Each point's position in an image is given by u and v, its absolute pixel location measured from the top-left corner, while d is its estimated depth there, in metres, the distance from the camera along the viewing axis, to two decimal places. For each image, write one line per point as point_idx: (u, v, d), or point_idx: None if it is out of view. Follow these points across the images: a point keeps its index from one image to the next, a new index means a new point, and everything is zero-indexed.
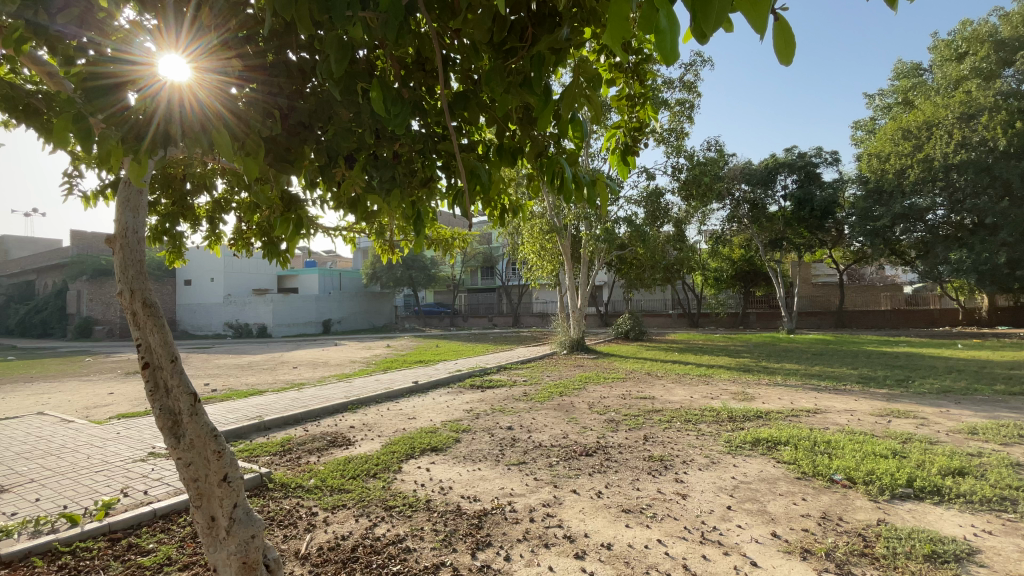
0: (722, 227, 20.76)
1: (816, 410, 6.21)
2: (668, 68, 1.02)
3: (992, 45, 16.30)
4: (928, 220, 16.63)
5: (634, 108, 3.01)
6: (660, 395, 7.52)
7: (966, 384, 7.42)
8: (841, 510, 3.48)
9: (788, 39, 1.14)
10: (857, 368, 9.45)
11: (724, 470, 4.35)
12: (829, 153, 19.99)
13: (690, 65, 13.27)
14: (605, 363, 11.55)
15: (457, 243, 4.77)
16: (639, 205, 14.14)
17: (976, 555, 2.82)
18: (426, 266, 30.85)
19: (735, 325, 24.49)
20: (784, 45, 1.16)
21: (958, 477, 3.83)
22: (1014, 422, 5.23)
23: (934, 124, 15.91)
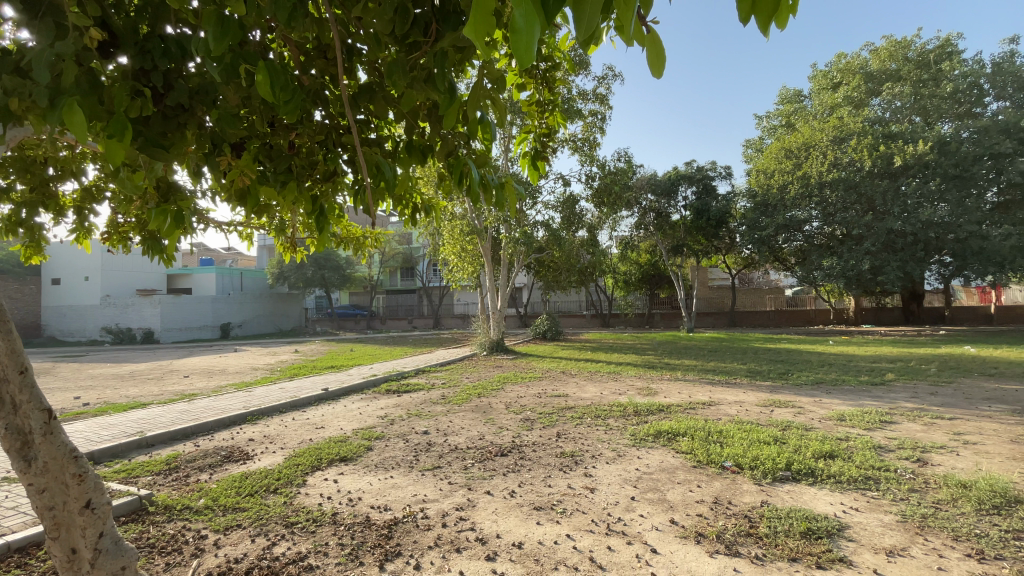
0: (631, 233, 22.01)
1: (710, 402, 6.76)
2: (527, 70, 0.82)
3: (863, 76, 19.06)
4: (805, 231, 18.76)
5: (545, 115, 3.09)
6: (573, 393, 7.77)
7: (834, 376, 8.44)
8: (730, 494, 3.80)
9: (660, 50, 1.21)
10: (745, 363, 10.45)
11: (629, 462, 4.58)
12: (723, 168, 21.93)
13: (602, 79, 13.94)
14: (522, 363, 11.73)
15: (369, 242, 4.60)
16: (556, 210, 14.57)
17: (843, 529, 3.19)
18: (340, 266, 29.44)
19: (642, 325, 26.09)
20: (657, 55, 1.22)
21: (829, 459, 4.34)
22: (871, 409, 6.03)
23: (811, 146, 18.16)
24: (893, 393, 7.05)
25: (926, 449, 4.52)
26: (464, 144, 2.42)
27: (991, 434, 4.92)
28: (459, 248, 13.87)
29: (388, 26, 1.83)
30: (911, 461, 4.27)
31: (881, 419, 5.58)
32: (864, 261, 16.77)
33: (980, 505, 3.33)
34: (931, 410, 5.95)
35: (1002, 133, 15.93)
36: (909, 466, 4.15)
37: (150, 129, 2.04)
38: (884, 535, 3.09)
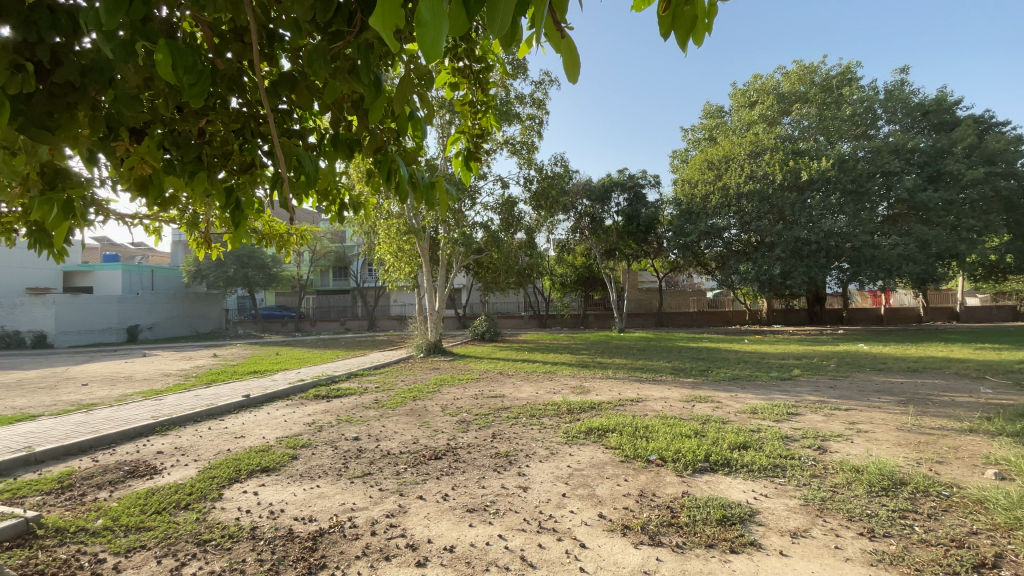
0: (567, 237, 22.59)
1: (638, 399, 7.06)
2: (432, 65, 0.80)
3: (776, 97, 20.75)
4: (724, 238, 20.09)
5: (478, 116, 3.10)
6: (509, 393, 7.82)
7: (749, 373, 9.11)
8: (655, 486, 3.97)
9: (575, 58, 1.25)
10: (671, 361, 11.03)
11: (561, 460, 4.68)
12: (652, 176, 23.05)
13: (540, 84, 14.22)
14: (459, 365, 11.67)
15: (295, 239, 4.39)
16: (495, 211, 14.61)
17: (755, 515, 3.43)
18: (266, 264, 27.79)
19: (577, 325, 26.83)
20: (572, 64, 1.26)
21: (743, 450, 4.67)
22: (779, 402, 6.57)
23: (730, 158, 19.55)
24: (799, 387, 7.73)
25: (827, 438, 4.98)
26: (393, 141, 2.37)
27: (879, 423, 5.50)
28: (395, 248, 13.56)
29: (309, 12, 1.76)
30: (813, 449, 4.68)
31: (788, 411, 6.08)
32: (775, 266, 18.21)
33: (870, 487, 3.71)
34: (831, 402, 6.57)
35: (889, 154, 17.97)
36: (812, 453, 4.55)
37: (33, 109, 1.83)
38: (790, 519, 3.36)
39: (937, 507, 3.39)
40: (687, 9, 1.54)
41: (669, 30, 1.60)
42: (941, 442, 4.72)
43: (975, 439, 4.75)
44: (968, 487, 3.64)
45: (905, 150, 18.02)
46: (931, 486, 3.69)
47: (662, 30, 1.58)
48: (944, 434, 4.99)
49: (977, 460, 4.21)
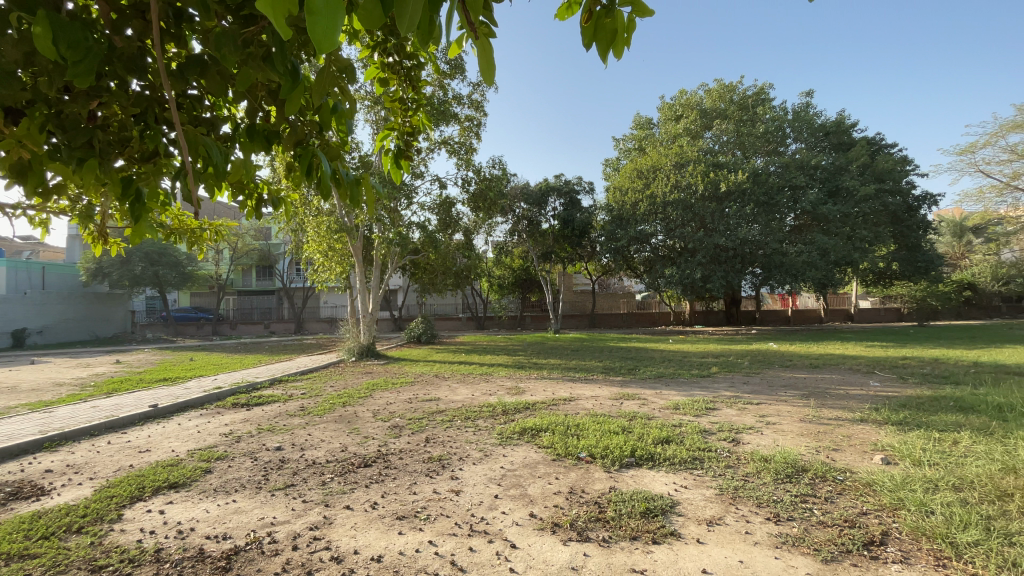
0: (505, 239, 22.79)
1: (571, 398, 7.24)
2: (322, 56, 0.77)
3: (699, 112, 22.17)
4: (652, 243, 21.13)
5: (409, 113, 3.05)
6: (444, 396, 7.74)
7: (673, 371, 9.64)
8: (584, 483, 4.09)
9: (491, 61, 1.33)
10: (602, 361, 11.43)
11: (494, 461, 4.69)
12: (587, 183, 23.78)
13: (478, 86, 14.29)
14: (393, 368, 11.38)
15: (209, 235, 4.11)
16: (431, 212, 14.42)
17: (675, 506, 3.62)
18: (179, 262, 25.62)
19: (514, 327, 27.07)
20: (489, 66, 1.34)
21: (666, 444, 4.92)
22: (700, 398, 6.99)
23: (657, 169, 20.69)
24: (717, 384, 8.28)
25: (740, 430, 5.36)
26: (316, 134, 2.29)
27: (786, 415, 6.01)
28: (325, 247, 13.00)
29: None
30: (728, 441, 5.02)
31: (707, 406, 6.49)
32: (697, 271, 19.38)
33: (777, 475, 4.04)
34: (745, 397, 7.08)
35: (796, 170, 19.76)
36: (727, 446, 4.88)
37: None
38: (707, 508, 3.57)
39: (833, 490, 3.74)
40: (608, 21, 1.72)
41: (591, 40, 1.77)
42: (837, 431, 5.23)
43: (865, 428, 5.31)
44: (858, 471, 4.06)
45: (809, 166, 19.90)
46: (828, 472, 4.08)
47: (585, 40, 1.76)
48: (840, 424, 5.54)
49: (866, 446, 4.70)
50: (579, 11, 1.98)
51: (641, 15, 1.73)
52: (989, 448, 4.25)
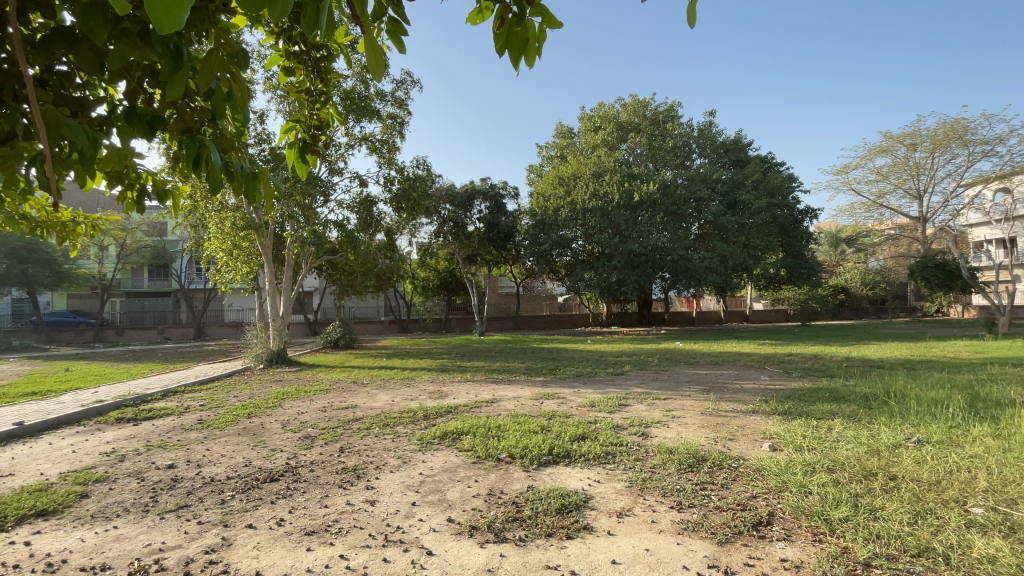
0: (430, 241, 22.54)
1: (493, 400, 7.27)
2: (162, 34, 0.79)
3: (616, 124, 23.41)
4: (573, 247, 21.87)
5: (317, 106, 2.99)
6: (362, 403, 7.45)
7: (591, 370, 10.02)
8: (503, 483, 4.12)
9: (378, 60, 1.49)
10: (524, 362, 11.62)
11: (413, 468, 4.58)
12: (512, 188, 24.08)
13: (401, 83, 14.01)
14: (307, 375, 10.76)
15: (84, 229, 3.66)
16: (350, 210, 13.87)
17: (589, 500, 3.76)
18: (52, 260, 22.45)
19: (439, 330, 26.71)
20: (376, 63, 1.51)
21: (582, 441, 5.09)
22: (615, 395, 7.33)
23: (577, 177, 21.53)
24: (631, 381, 8.74)
25: (649, 425, 5.69)
26: (207, 122, 2.14)
27: (690, 409, 6.48)
28: (229, 246, 12.09)
29: None
30: (638, 435, 5.31)
31: (621, 403, 6.82)
32: (613, 275, 20.32)
33: (681, 465, 4.33)
34: (655, 393, 7.54)
35: (701, 183, 21.46)
36: (638, 439, 5.16)
37: None
38: (618, 500, 3.75)
39: (728, 477, 4.08)
40: (519, 30, 1.80)
41: (504, 47, 1.85)
42: (733, 422, 5.72)
43: (757, 418, 5.86)
44: (750, 458, 4.47)
45: (711, 180, 21.69)
46: (724, 460, 4.44)
47: (496, 48, 1.83)
48: (736, 415, 6.07)
49: (757, 435, 5.20)
50: (491, 16, 2.05)
51: (551, 27, 1.81)
52: (855, 433, 4.88)
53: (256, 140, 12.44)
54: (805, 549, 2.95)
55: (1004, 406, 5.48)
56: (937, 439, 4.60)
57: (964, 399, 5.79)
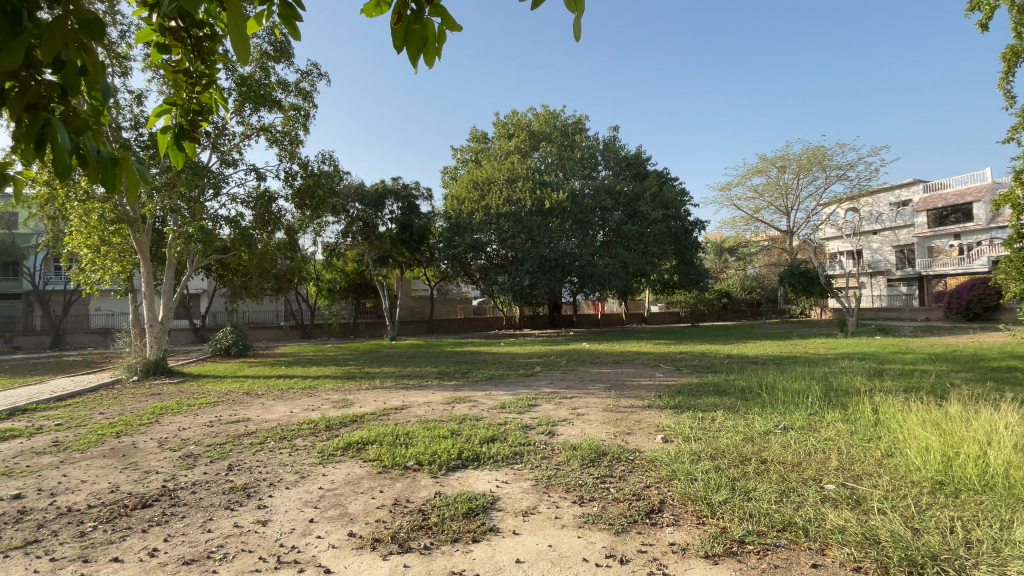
0: (337, 240, 21.54)
1: (402, 406, 7.07)
2: None
3: (528, 133, 24.09)
4: (487, 251, 22.01)
5: (196, 89, 2.77)
6: (255, 416, 6.87)
7: (502, 372, 10.16)
8: (409, 492, 4.02)
9: (242, 41, 1.66)
10: (436, 366, 11.45)
11: (312, 482, 4.31)
12: (425, 189, 23.67)
13: (306, 74, 13.26)
14: (191, 387, 9.70)
15: None
16: (246, 206, 12.82)
17: (495, 501, 3.79)
18: None
19: (346, 335, 25.42)
20: (240, 44, 1.67)
21: (491, 443, 5.13)
22: (524, 396, 7.48)
23: (491, 182, 21.81)
24: (540, 382, 8.99)
25: (556, 423, 5.89)
26: (57, 98, 1.84)
27: (593, 407, 6.78)
28: (96, 242, 10.63)
29: None
30: (546, 434, 5.45)
31: (529, 403, 6.99)
32: (525, 278, 20.72)
33: (583, 461, 4.52)
34: (562, 393, 7.82)
35: (606, 194, 22.65)
36: (544, 438, 5.31)
37: None
38: (524, 499, 3.82)
39: (626, 469, 4.34)
40: (418, 28, 1.90)
41: (402, 44, 1.91)
42: (631, 417, 6.10)
43: (652, 412, 6.31)
44: (645, 451, 4.78)
45: (615, 191, 23.02)
46: (622, 454, 4.71)
47: (395, 42, 1.89)
48: (634, 411, 6.48)
49: (651, 428, 5.59)
50: (387, 12, 2.09)
51: (449, 29, 1.97)
52: (734, 423, 5.43)
53: (131, 124, 11.05)
54: (691, 533, 3.21)
55: (849, 395, 6.42)
56: (799, 425, 5.26)
57: (819, 390, 6.69)
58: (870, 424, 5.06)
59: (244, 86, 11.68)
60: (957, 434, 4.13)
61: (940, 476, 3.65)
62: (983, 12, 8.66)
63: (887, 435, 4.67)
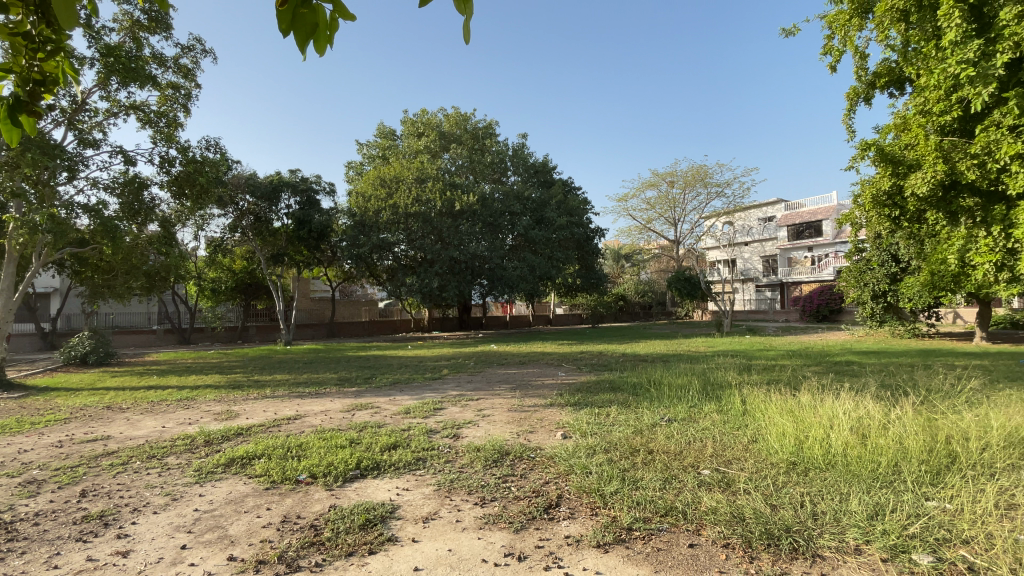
0: (223, 235, 19.79)
1: (296, 416, 6.62)
2: None
3: (438, 134, 23.90)
4: (394, 252, 21.35)
5: (38, 56, 2.36)
6: (118, 433, 6.01)
7: (407, 376, 9.95)
8: (300, 507, 3.76)
9: None
10: (336, 372, 10.88)
11: (186, 505, 3.87)
12: (327, 184, 22.46)
13: (189, 50, 11.98)
14: (35, 402, 8.25)
15: None
16: (109, 193, 11.30)
17: (395, 510, 3.68)
18: None
19: (232, 340, 23.01)
20: None
21: (393, 450, 4.99)
22: (429, 400, 7.37)
23: (399, 180, 21.25)
24: (446, 385, 8.93)
25: (461, 426, 5.88)
26: None
27: (499, 407, 6.87)
28: None
29: None
30: (450, 438, 5.42)
31: (435, 407, 6.90)
32: (434, 280, 20.37)
33: (486, 462, 4.55)
34: (468, 395, 7.83)
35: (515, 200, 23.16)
36: (449, 442, 5.27)
37: None
38: (425, 506, 3.75)
39: (527, 467, 4.45)
40: (306, 13, 1.81)
41: (289, 28, 1.81)
42: (534, 416, 6.28)
43: (554, 411, 6.55)
44: (545, 448, 4.94)
45: (523, 197, 23.60)
46: (524, 452, 4.82)
47: (282, 26, 1.79)
48: (536, 410, 6.66)
49: (553, 425, 5.80)
50: None
51: (341, 17, 1.91)
52: (626, 417, 5.82)
53: None
54: (584, 524, 3.37)
55: (723, 388, 7.20)
56: (681, 416, 5.78)
57: (698, 384, 7.42)
58: (739, 414, 5.71)
59: (111, 57, 10.26)
60: (807, 420, 4.79)
61: (793, 457, 4.22)
62: (832, 56, 10.16)
63: (753, 423, 5.29)
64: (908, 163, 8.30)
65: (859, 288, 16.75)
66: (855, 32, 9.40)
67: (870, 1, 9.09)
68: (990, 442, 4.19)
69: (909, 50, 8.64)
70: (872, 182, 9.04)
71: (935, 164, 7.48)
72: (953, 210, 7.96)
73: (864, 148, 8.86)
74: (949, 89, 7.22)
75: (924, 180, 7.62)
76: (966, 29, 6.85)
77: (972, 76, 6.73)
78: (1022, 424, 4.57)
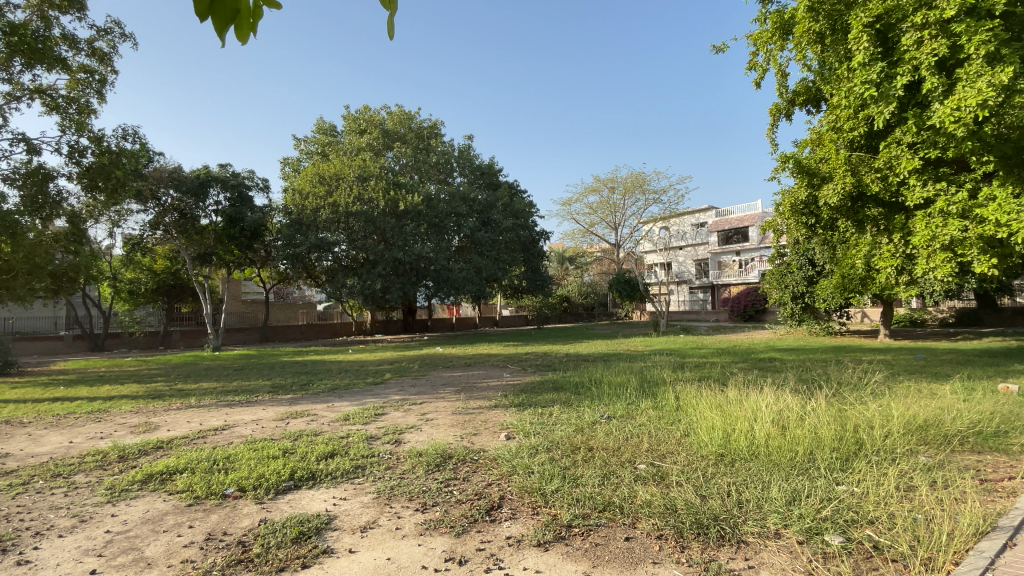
0: (142, 233, 18.38)
1: (224, 427, 6.22)
2: None
3: (381, 131, 23.32)
4: (334, 252, 20.54)
5: None
6: (16, 450, 5.40)
7: (346, 381, 9.63)
8: (227, 523, 3.54)
9: None
10: (270, 378, 10.37)
11: (97, 526, 3.54)
12: (261, 179, 21.38)
13: (106, 33, 11.01)
14: None
15: None
16: (9, 184, 10.20)
17: (331, 521, 3.55)
18: None
19: (153, 346, 21.37)
20: None
21: (330, 458, 4.81)
22: (370, 406, 7.17)
23: (340, 178, 20.54)
24: (388, 389, 8.73)
25: (403, 431, 5.76)
26: None
27: (442, 411, 6.81)
28: None
29: None
30: (391, 444, 5.30)
31: (375, 412, 6.73)
32: (377, 281, 19.81)
33: (428, 467, 4.49)
34: (411, 399, 7.69)
35: (460, 201, 23.03)
36: (390, 448, 5.15)
37: None
38: (363, 515, 3.64)
39: (469, 470, 4.43)
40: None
41: (207, 14, 1.71)
42: (478, 418, 6.28)
43: (498, 412, 6.57)
44: (488, 450, 4.95)
45: (469, 199, 23.51)
46: (467, 455, 4.81)
47: (201, 11, 1.68)
48: (481, 411, 6.66)
49: (496, 427, 5.80)
50: None
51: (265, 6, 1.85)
52: (567, 416, 5.93)
53: None
54: (525, 524, 3.41)
55: (659, 385, 7.52)
56: (619, 414, 5.98)
57: (636, 381, 7.70)
58: (673, 409, 5.99)
59: (14, 36, 9.19)
60: (733, 413, 5.09)
61: (721, 449, 4.48)
62: (758, 72, 10.89)
63: (686, 418, 5.54)
64: (821, 175, 9.02)
65: (781, 289, 18.02)
66: (777, 50, 10.09)
67: (790, 23, 9.82)
68: (892, 430, 4.63)
69: (824, 70, 9.37)
70: (790, 192, 9.79)
71: (845, 176, 8.15)
72: (860, 219, 8.73)
73: (785, 160, 9.54)
74: (858, 108, 7.93)
75: (836, 190, 8.32)
76: (873, 52, 7.54)
77: (876, 96, 7.46)
78: (918, 413, 5.06)
